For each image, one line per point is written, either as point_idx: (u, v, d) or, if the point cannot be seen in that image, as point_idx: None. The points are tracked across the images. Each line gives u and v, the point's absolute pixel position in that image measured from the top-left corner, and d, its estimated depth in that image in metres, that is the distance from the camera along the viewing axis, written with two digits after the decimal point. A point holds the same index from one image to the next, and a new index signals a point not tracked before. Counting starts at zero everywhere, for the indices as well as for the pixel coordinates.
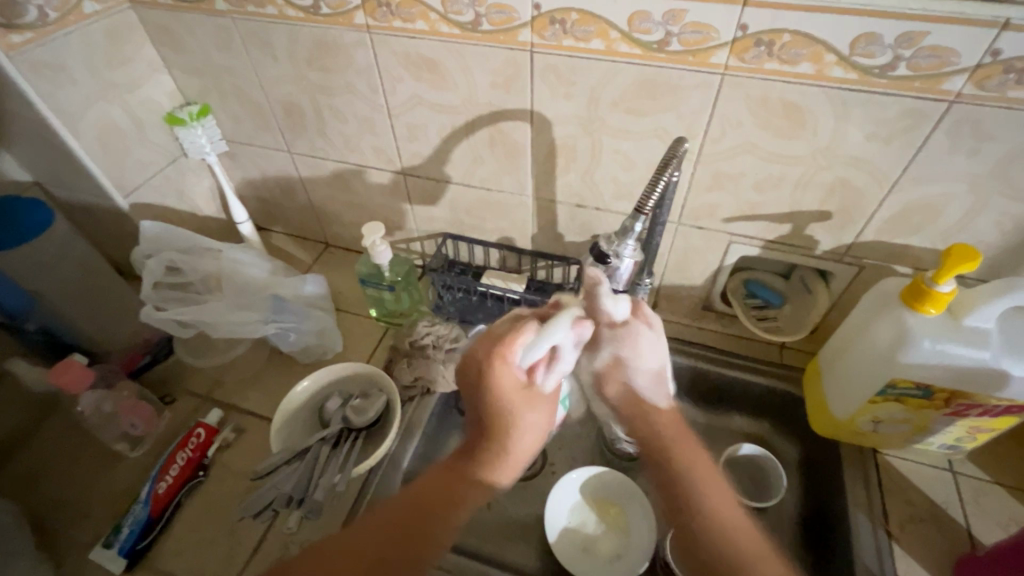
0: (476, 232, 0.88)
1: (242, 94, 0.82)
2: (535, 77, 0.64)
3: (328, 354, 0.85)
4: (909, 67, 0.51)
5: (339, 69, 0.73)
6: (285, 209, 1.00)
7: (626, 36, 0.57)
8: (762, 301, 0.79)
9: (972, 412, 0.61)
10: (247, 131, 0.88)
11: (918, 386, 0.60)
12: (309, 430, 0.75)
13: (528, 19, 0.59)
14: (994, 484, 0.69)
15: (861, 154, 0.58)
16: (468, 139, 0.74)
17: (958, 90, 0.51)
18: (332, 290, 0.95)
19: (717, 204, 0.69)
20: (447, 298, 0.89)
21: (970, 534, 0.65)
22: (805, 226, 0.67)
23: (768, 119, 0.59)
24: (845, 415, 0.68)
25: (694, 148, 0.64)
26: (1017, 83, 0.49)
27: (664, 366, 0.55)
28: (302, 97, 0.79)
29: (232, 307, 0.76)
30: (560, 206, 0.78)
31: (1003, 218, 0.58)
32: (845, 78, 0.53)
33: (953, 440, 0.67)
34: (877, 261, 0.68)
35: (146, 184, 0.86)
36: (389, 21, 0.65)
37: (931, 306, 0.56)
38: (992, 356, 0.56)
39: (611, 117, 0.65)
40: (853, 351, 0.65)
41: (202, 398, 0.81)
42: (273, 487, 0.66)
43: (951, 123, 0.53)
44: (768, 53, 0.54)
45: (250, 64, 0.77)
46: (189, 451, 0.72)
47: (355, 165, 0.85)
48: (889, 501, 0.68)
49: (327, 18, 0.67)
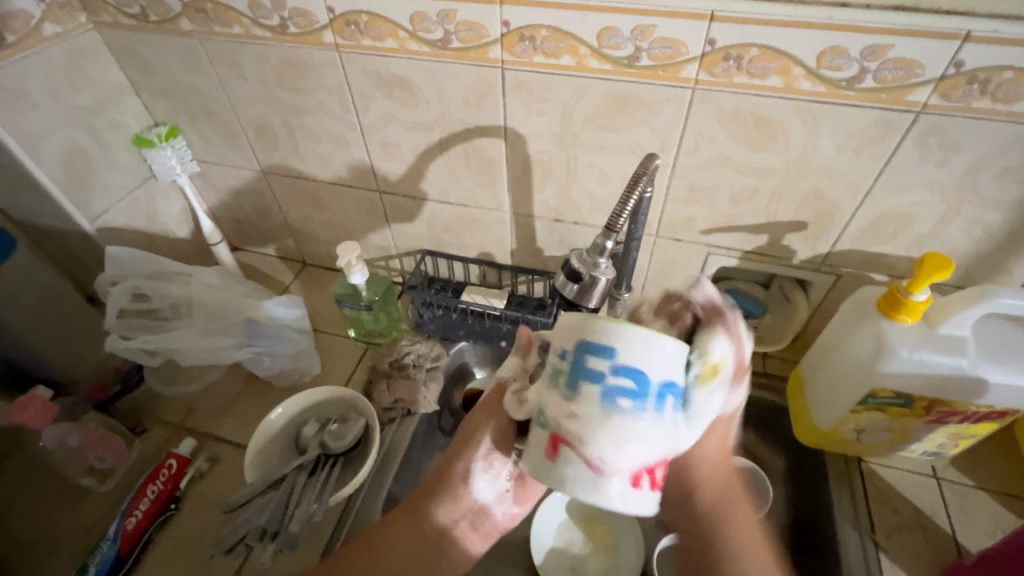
0: (455, 248, 0.87)
1: (211, 115, 0.81)
2: (507, 94, 0.64)
3: (305, 378, 0.83)
4: (876, 79, 0.51)
5: (309, 88, 0.72)
6: (260, 229, 0.98)
7: (596, 52, 0.57)
8: (743, 311, 0.78)
9: (952, 419, 0.61)
10: (218, 151, 0.86)
11: (899, 394, 0.59)
12: (285, 458, 0.73)
13: (498, 36, 0.59)
14: (977, 489, 0.69)
15: (832, 165, 0.59)
16: (443, 157, 0.74)
17: (925, 102, 0.51)
18: (310, 310, 0.93)
19: (694, 217, 0.69)
20: (428, 316, 0.88)
21: (957, 541, 0.65)
22: (782, 237, 0.67)
23: (740, 132, 0.59)
24: (828, 425, 0.67)
25: (669, 161, 0.64)
26: (981, 94, 0.49)
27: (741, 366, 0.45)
28: (273, 117, 0.77)
29: (203, 333, 0.74)
30: (538, 221, 0.77)
31: (974, 225, 0.59)
32: (814, 91, 0.53)
33: (936, 447, 0.67)
34: (854, 270, 0.68)
35: (114, 207, 0.84)
36: (358, 40, 0.64)
37: (906, 315, 0.56)
38: (970, 364, 0.55)
39: (584, 132, 0.64)
40: (833, 361, 0.65)
41: (175, 427, 0.79)
42: (246, 520, 0.63)
43: (919, 134, 0.54)
44: (737, 67, 0.54)
45: (220, 85, 0.76)
46: (160, 484, 0.69)
47: (329, 184, 0.84)
48: (875, 510, 0.68)
49: (295, 37, 0.66)
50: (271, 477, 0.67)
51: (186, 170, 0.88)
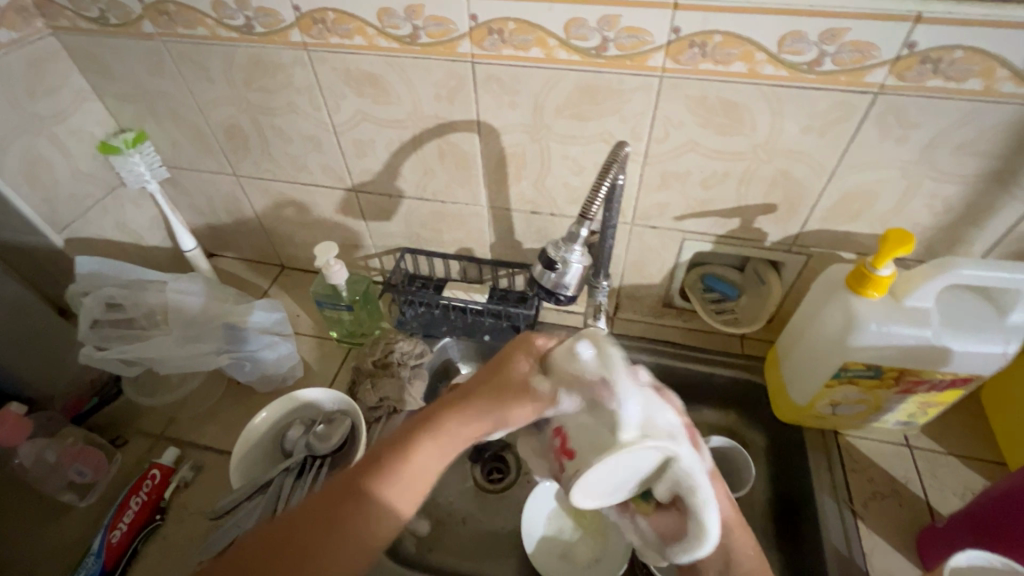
0: (434, 244, 0.87)
1: (179, 118, 0.79)
2: (479, 88, 0.64)
3: (289, 381, 0.83)
4: (834, 62, 0.53)
5: (279, 89, 0.71)
6: (235, 234, 0.96)
7: (564, 43, 0.57)
8: (719, 294, 0.80)
9: (920, 388, 0.63)
10: (188, 156, 0.85)
11: (869, 367, 0.61)
12: (272, 462, 0.73)
13: (466, 30, 0.59)
14: (947, 454, 0.72)
15: (798, 147, 0.60)
16: (417, 153, 0.74)
17: (881, 82, 0.53)
18: (290, 313, 0.92)
19: (668, 204, 0.70)
20: (410, 313, 0.88)
21: (930, 505, 0.68)
22: (753, 220, 0.69)
23: (708, 118, 0.60)
24: (804, 399, 0.69)
25: (640, 150, 0.65)
26: (934, 73, 0.51)
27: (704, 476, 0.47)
28: (243, 119, 0.76)
29: (181, 340, 0.73)
30: (516, 214, 0.78)
31: (933, 200, 0.61)
32: (776, 75, 0.55)
33: (906, 416, 0.69)
34: (823, 249, 0.70)
35: (82, 217, 0.82)
36: (326, 38, 0.64)
37: (874, 290, 0.58)
38: (934, 334, 0.58)
39: (556, 124, 0.65)
40: (807, 338, 0.67)
41: (156, 437, 0.77)
42: (234, 526, 0.64)
43: (877, 114, 0.55)
44: (702, 54, 0.55)
45: (186, 88, 0.75)
46: (144, 495, 0.68)
47: (304, 185, 0.83)
48: (852, 481, 0.70)
49: (262, 37, 0.66)
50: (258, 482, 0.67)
51: (156, 176, 0.87)
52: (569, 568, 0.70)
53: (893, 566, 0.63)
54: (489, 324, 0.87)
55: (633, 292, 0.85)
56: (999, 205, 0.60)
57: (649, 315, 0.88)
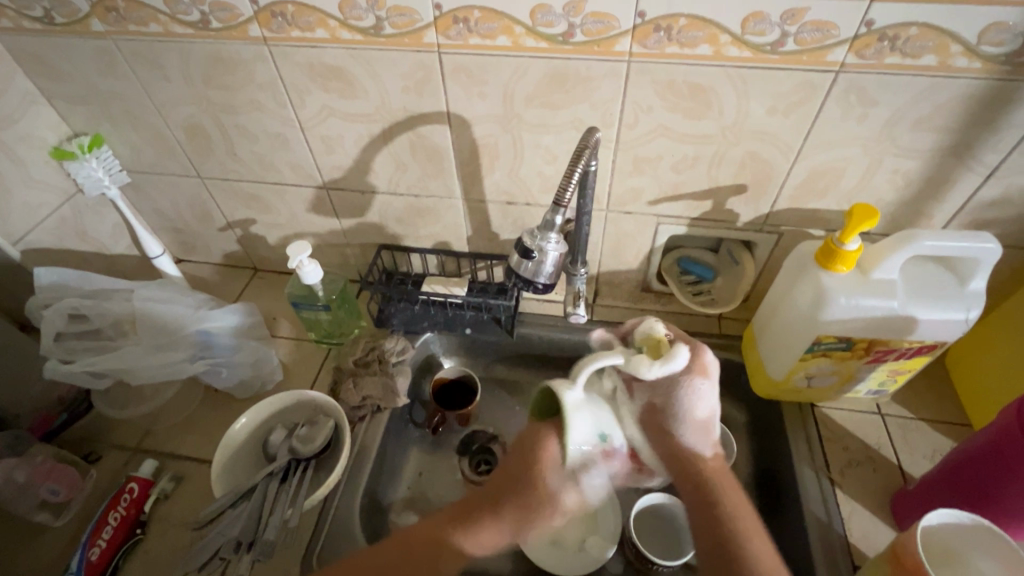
0: (409, 240, 0.86)
1: (137, 120, 0.76)
2: (447, 79, 0.63)
3: (268, 385, 0.81)
4: (796, 42, 0.54)
5: (241, 86, 0.69)
6: (204, 238, 0.94)
7: (531, 30, 0.57)
8: (696, 276, 0.81)
9: (889, 357, 0.65)
10: (149, 159, 0.82)
11: (840, 339, 0.63)
12: (255, 466, 0.71)
13: (431, 20, 0.58)
14: (917, 420, 0.75)
15: (765, 128, 0.61)
16: (388, 147, 0.72)
17: (842, 61, 0.54)
18: (266, 316, 0.90)
19: (642, 189, 0.71)
20: (390, 310, 0.86)
21: (902, 470, 0.70)
22: (724, 201, 0.70)
23: (676, 102, 0.60)
24: (780, 374, 0.71)
25: (612, 136, 0.65)
26: (891, 50, 0.53)
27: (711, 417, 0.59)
28: (205, 119, 0.74)
29: (151, 349, 0.72)
30: (491, 205, 0.77)
31: (895, 175, 0.63)
32: (741, 57, 0.56)
33: (877, 384, 0.71)
34: (793, 227, 0.71)
35: (39, 227, 0.79)
36: (286, 32, 0.62)
37: (841, 264, 0.60)
38: (900, 304, 0.60)
39: (527, 113, 0.65)
40: (782, 314, 0.68)
41: (132, 450, 0.75)
42: (219, 534, 0.62)
43: (839, 93, 0.57)
44: (667, 37, 0.55)
45: (142, 88, 0.72)
46: (122, 510, 0.66)
47: (273, 185, 0.81)
48: (829, 451, 0.73)
49: (219, 33, 0.63)
50: (243, 488, 0.65)
51: (116, 182, 0.83)
52: (561, 553, 0.71)
53: (870, 529, 0.66)
54: (469, 317, 0.87)
55: (611, 278, 0.86)
56: (957, 177, 0.62)
57: (628, 300, 0.89)
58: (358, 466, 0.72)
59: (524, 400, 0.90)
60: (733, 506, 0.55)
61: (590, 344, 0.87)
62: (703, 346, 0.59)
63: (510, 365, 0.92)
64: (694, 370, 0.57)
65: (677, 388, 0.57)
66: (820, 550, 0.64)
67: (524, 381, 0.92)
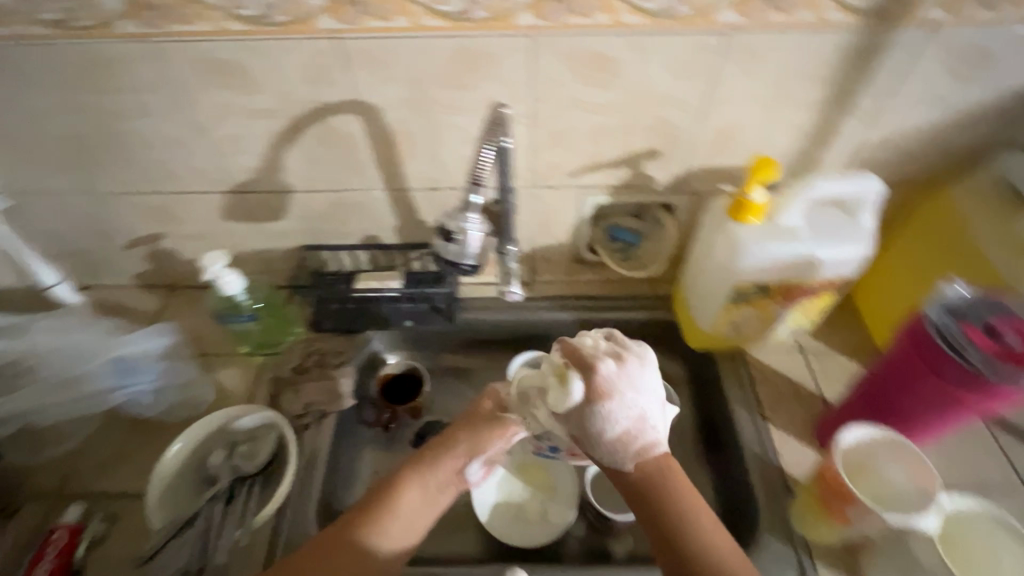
0: (335, 237, 0.83)
1: (7, 136, 0.69)
2: (350, 65, 0.61)
3: (201, 407, 0.76)
4: (684, 7, 0.56)
5: (123, 89, 0.63)
6: (106, 259, 0.86)
7: (430, 9, 0.56)
8: (623, 243, 0.84)
9: (801, 297, 0.70)
10: (28, 178, 0.74)
11: (756, 286, 0.68)
12: (196, 491, 0.68)
13: (324, 4, 0.56)
14: (834, 352, 0.81)
15: (669, 91, 0.63)
16: (298, 142, 0.69)
17: (729, 21, 0.57)
18: (189, 335, 0.85)
19: (562, 162, 0.72)
20: (322, 313, 0.83)
21: (825, 399, 0.77)
22: (642, 167, 0.72)
23: (583, 72, 0.61)
24: (708, 325, 0.76)
25: (525, 111, 0.65)
26: (769, 9, 0.56)
27: (642, 417, 0.53)
28: (87, 128, 0.67)
29: (60, 384, 0.71)
30: (415, 193, 0.76)
31: (791, 127, 0.67)
32: (636, 23, 0.57)
33: (795, 324, 0.77)
34: (707, 186, 0.75)
35: None
36: (167, 26, 0.58)
37: (751, 216, 0.63)
38: (805, 247, 0.64)
39: (438, 94, 0.63)
40: (705, 268, 0.72)
41: (53, 497, 0.69)
42: (163, 568, 0.60)
43: (731, 52, 0.60)
44: (565, 8, 0.56)
45: (6, 99, 0.65)
46: (52, 560, 0.61)
47: (177, 193, 0.76)
48: (761, 391, 0.78)
49: (89, 32, 0.58)
50: (183, 517, 0.62)
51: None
52: (525, 527, 0.72)
53: (802, 455, 0.71)
54: (407, 309, 0.85)
55: (545, 254, 0.86)
56: (843, 124, 0.67)
57: (564, 274, 0.90)
58: (308, 473, 0.70)
59: (474, 384, 0.90)
60: (686, 494, 0.50)
61: (531, 321, 0.88)
62: (595, 360, 0.54)
63: (456, 352, 0.92)
64: (597, 397, 0.52)
65: (587, 417, 0.52)
66: (761, 482, 0.69)
67: (472, 366, 0.92)
